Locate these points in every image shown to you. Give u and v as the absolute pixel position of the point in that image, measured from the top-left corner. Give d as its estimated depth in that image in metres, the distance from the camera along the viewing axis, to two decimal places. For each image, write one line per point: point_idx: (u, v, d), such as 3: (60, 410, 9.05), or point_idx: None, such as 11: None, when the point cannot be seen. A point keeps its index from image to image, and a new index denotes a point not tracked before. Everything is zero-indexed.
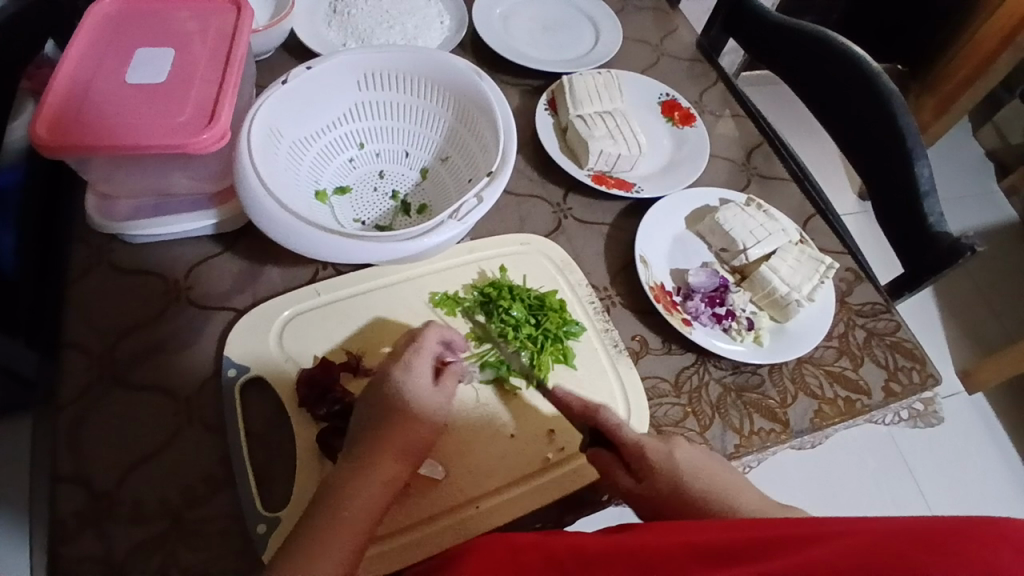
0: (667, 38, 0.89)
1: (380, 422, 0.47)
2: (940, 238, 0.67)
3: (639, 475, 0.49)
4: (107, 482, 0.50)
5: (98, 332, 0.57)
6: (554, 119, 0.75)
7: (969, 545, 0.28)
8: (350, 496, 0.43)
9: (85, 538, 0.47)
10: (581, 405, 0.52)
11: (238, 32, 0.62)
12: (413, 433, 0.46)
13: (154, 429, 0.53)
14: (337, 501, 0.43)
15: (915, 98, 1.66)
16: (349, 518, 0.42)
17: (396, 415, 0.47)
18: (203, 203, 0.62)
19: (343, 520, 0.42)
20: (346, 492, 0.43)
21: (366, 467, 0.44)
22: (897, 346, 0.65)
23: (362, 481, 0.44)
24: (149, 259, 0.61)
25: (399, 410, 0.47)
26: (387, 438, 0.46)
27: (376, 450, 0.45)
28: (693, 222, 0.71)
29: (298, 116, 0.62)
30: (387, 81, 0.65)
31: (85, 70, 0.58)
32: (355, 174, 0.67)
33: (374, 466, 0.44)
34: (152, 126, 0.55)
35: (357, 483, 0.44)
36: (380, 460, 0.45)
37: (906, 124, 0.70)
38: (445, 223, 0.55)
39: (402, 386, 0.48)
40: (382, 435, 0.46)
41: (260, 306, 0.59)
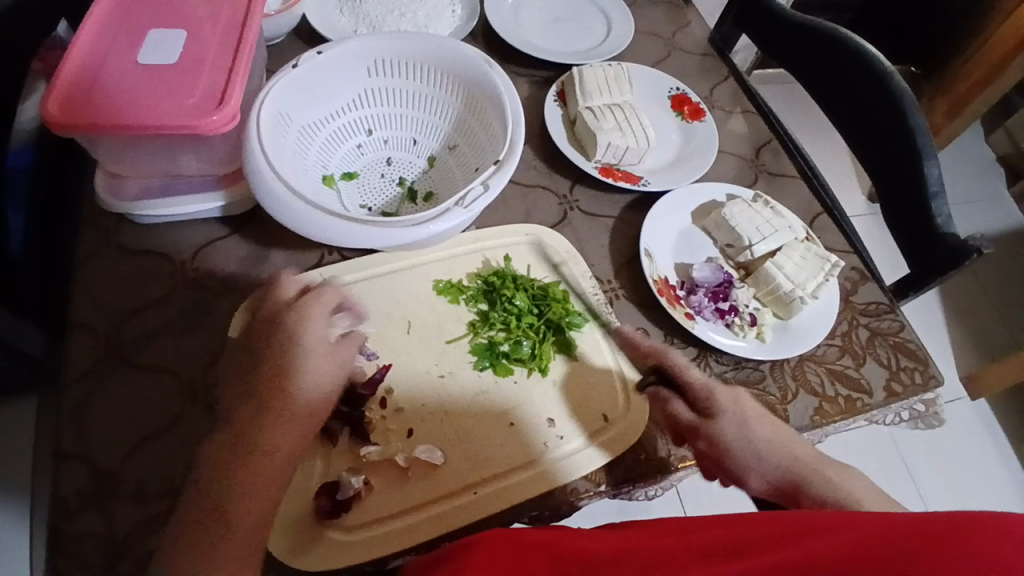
0: (679, 33, 0.89)
1: (264, 397, 0.49)
2: (948, 239, 0.66)
3: (702, 413, 0.51)
4: (112, 459, 0.51)
5: (105, 312, 0.57)
6: (562, 110, 0.75)
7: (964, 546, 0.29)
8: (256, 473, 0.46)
9: (90, 515, 0.48)
10: (643, 349, 0.55)
11: (250, 16, 0.62)
12: (292, 423, 0.49)
13: (158, 409, 0.53)
14: (219, 483, 0.45)
15: (928, 100, 1.65)
16: (266, 482, 0.46)
17: (288, 402, 0.48)
18: (210, 185, 0.62)
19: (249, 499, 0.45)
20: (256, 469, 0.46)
21: (258, 451, 0.47)
22: (900, 346, 0.65)
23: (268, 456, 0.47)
24: (157, 241, 0.62)
25: (282, 387, 0.49)
26: (263, 425, 0.48)
27: (260, 431, 0.47)
28: (699, 217, 0.70)
29: (307, 100, 0.62)
30: (395, 68, 0.65)
31: (98, 50, 0.58)
32: (363, 160, 0.67)
33: (258, 452, 0.47)
34: (162, 108, 0.55)
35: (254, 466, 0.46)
36: (257, 448, 0.47)
37: (916, 124, 0.69)
38: (451, 210, 0.55)
39: (303, 365, 0.50)
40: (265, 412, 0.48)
41: (264, 289, 0.59)
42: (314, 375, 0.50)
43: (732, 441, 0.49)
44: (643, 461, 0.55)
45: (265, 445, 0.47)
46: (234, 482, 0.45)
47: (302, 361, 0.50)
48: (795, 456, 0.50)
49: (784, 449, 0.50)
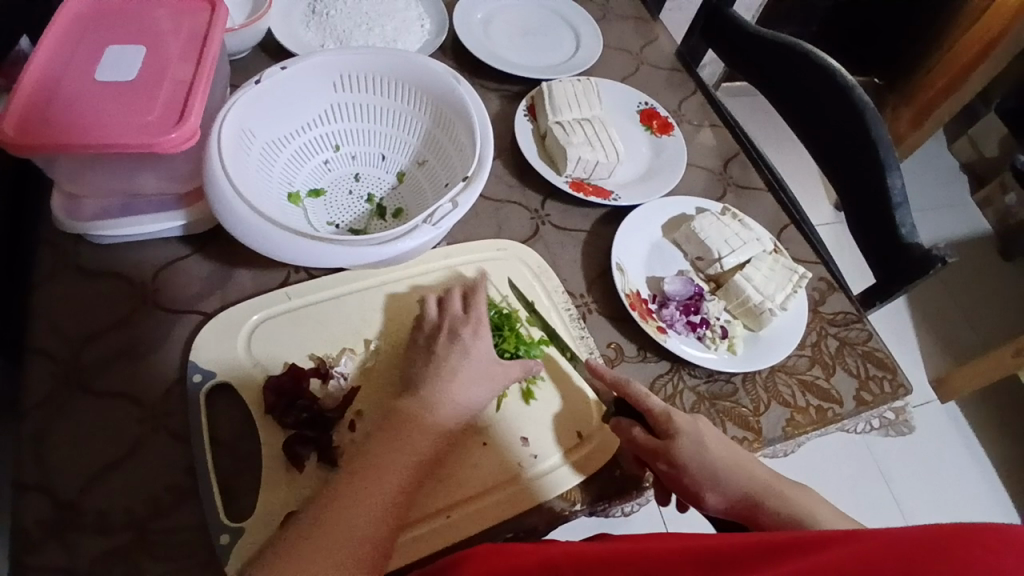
0: (647, 47, 0.90)
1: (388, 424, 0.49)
2: (912, 249, 0.68)
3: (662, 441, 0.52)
4: (69, 490, 0.48)
5: (61, 337, 0.55)
6: (533, 124, 0.75)
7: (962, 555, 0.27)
8: (370, 484, 0.45)
9: (47, 549, 0.46)
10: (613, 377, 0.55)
11: (211, 31, 0.61)
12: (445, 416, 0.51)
13: (117, 437, 0.51)
14: (350, 487, 0.45)
15: (892, 110, 1.70)
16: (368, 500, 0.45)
17: (438, 398, 0.51)
18: (172, 204, 0.61)
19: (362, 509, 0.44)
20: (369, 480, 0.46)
21: (402, 442, 0.48)
22: (868, 355, 0.66)
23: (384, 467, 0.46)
24: (116, 261, 0.60)
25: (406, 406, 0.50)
26: (413, 426, 0.49)
27: (406, 427, 0.49)
28: (669, 230, 0.71)
29: (271, 116, 0.61)
30: (363, 83, 0.65)
31: (51, 67, 0.56)
32: (330, 176, 0.66)
33: (411, 444, 0.48)
34: (120, 126, 0.53)
35: (387, 456, 0.47)
36: (398, 441, 0.48)
37: (879, 135, 0.71)
38: (419, 227, 0.54)
39: (449, 367, 0.53)
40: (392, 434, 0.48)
41: (228, 310, 0.57)
42: (481, 376, 0.54)
43: (687, 462, 0.51)
44: (619, 476, 0.55)
45: (413, 438, 0.48)
46: (376, 464, 0.46)
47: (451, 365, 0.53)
48: (750, 474, 0.51)
49: (743, 470, 0.52)
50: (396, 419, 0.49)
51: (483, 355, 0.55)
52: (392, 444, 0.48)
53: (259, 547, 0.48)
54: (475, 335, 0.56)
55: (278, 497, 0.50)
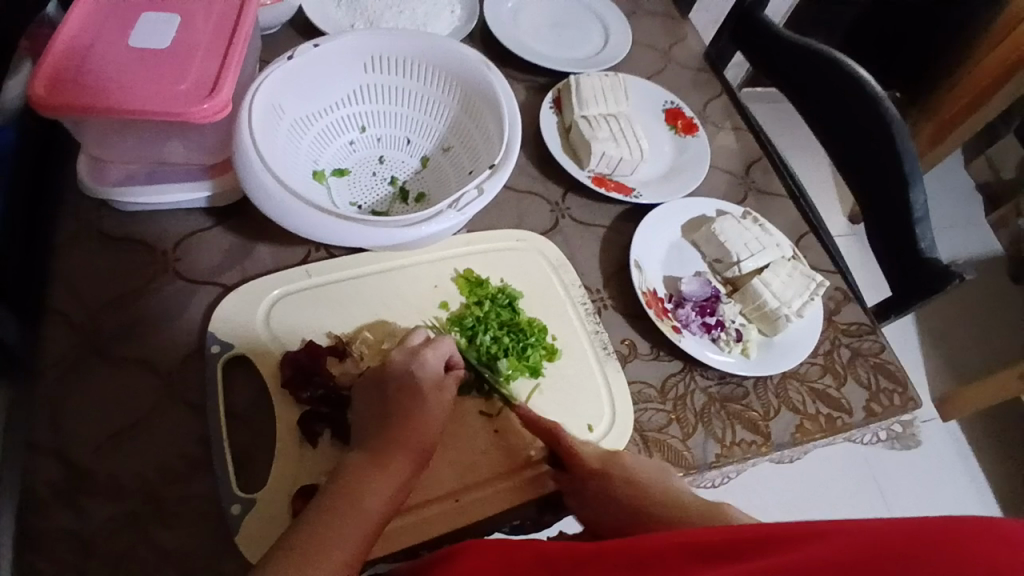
0: (676, 46, 0.89)
1: (388, 432, 0.46)
2: (930, 264, 0.68)
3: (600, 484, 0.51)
4: (81, 453, 0.49)
5: (80, 302, 0.55)
6: (558, 117, 0.75)
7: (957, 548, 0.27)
8: (368, 487, 0.43)
9: (56, 510, 0.46)
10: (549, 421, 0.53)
11: (245, 4, 0.61)
12: (404, 462, 0.45)
13: (132, 403, 0.52)
14: (353, 482, 0.43)
15: (914, 124, 1.69)
16: (355, 504, 0.42)
17: (405, 416, 0.47)
18: (197, 175, 0.61)
19: (367, 511, 0.42)
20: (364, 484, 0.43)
21: (355, 495, 0.43)
22: (880, 367, 0.66)
23: (380, 482, 0.44)
24: (138, 229, 0.60)
25: (398, 407, 0.47)
26: (367, 480, 0.44)
27: (359, 481, 0.43)
28: (689, 230, 0.71)
29: (301, 94, 0.61)
30: (393, 66, 0.65)
31: (86, 29, 0.56)
32: (355, 157, 0.66)
33: (361, 499, 0.43)
34: (150, 94, 0.53)
35: (341, 517, 0.41)
36: (353, 497, 0.42)
37: (905, 149, 0.71)
38: (444, 212, 0.54)
39: (402, 385, 0.49)
40: (403, 430, 0.46)
41: (248, 284, 0.58)
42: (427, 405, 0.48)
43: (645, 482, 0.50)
44: None
45: (376, 479, 0.44)
46: (357, 500, 0.43)
47: (389, 414, 0.47)
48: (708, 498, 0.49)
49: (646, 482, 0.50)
50: (348, 472, 0.44)
51: (427, 371, 0.50)
52: (346, 500, 0.42)
53: (269, 519, 0.48)
54: (426, 367, 0.50)
55: (290, 473, 0.50)
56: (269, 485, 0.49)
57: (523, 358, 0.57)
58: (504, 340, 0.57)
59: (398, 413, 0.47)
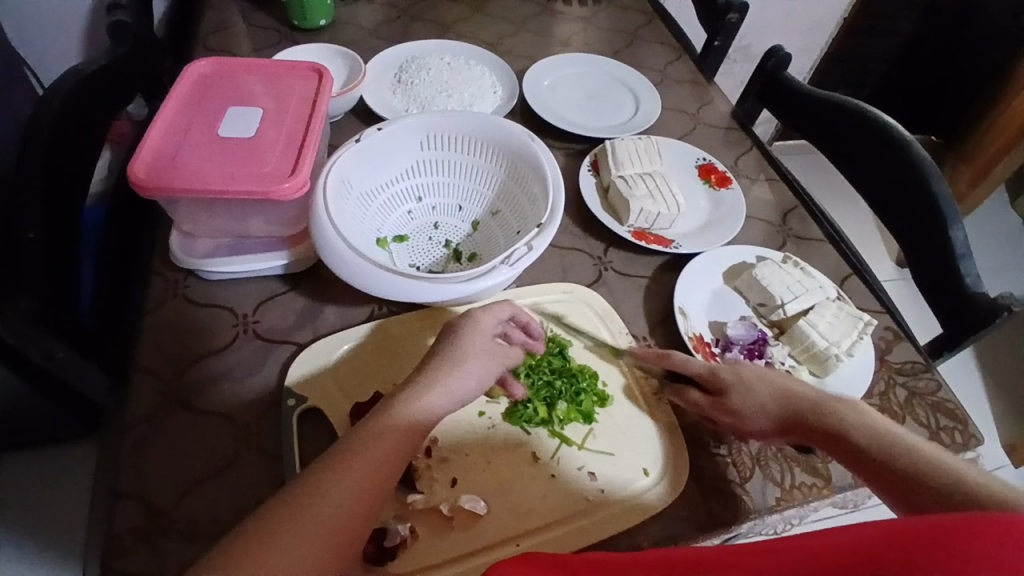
0: (703, 109, 0.95)
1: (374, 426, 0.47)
2: (978, 300, 0.67)
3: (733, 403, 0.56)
4: (166, 500, 0.53)
5: (168, 360, 0.62)
6: (596, 178, 0.80)
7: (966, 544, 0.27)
8: (335, 485, 0.44)
9: (144, 553, 0.50)
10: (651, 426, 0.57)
11: (317, 98, 0.70)
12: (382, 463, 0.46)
13: (212, 453, 0.56)
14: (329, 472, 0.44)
15: (952, 166, 1.68)
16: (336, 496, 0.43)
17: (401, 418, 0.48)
18: (275, 246, 0.68)
19: (330, 510, 0.43)
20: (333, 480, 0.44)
21: (322, 489, 0.43)
22: (940, 406, 0.64)
23: (349, 479, 0.44)
24: (220, 295, 0.67)
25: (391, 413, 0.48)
26: (337, 480, 0.44)
27: (328, 480, 0.44)
28: (730, 277, 0.73)
29: (366, 170, 0.68)
30: (446, 142, 0.72)
31: (183, 125, 0.66)
32: (413, 224, 0.72)
33: (331, 493, 0.43)
34: (236, 175, 0.62)
35: (305, 513, 0.42)
36: (326, 492, 0.43)
37: (939, 190, 0.72)
38: (497, 268, 0.59)
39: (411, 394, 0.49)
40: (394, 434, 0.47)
41: (318, 340, 0.63)
42: (464, 381, 0.51)
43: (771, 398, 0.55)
44: (685, 517, 0.55)
45: (349, 476, 0.44)
46: (322, 493, 0.43)
47: (430, 382, 0.50)
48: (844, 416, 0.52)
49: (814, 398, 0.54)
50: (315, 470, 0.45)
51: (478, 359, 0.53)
52: (319, 492, 0.43)
53: None
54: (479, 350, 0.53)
55: None
56: None
57: (577, 403, 0.60)
58: (557, 384, 0.60)
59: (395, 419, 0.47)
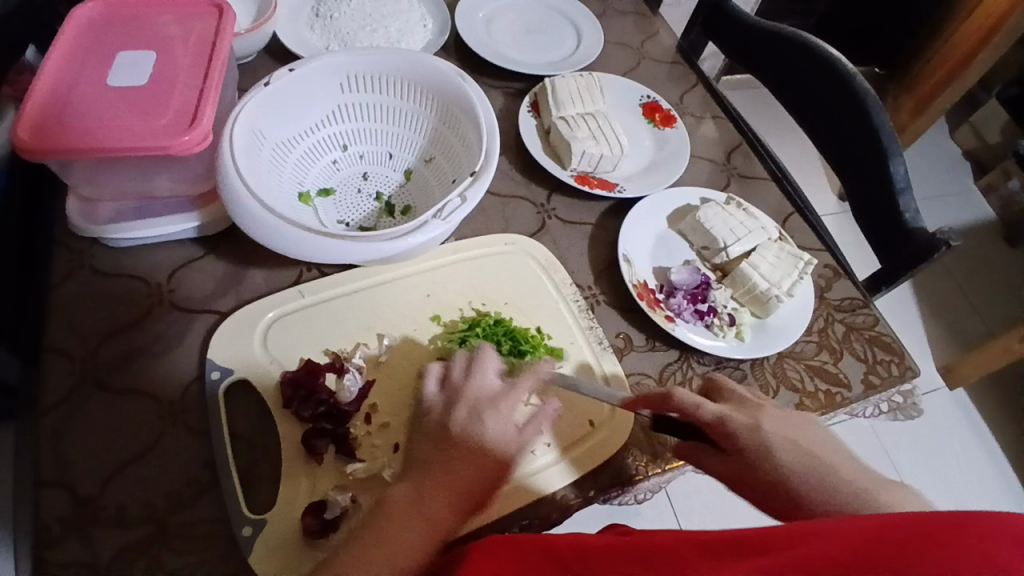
0: (649, 41, 0.91)
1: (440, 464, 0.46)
2: (916, 234, 0.68)
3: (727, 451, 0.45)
4: (90, 486, 0.49)
5: (79, 338, 0.56)
6: (537, 120, 0.76)
7: (957, 539, 0.27)
8: (404, 526, 0.44)
9: (69, 544, 0.47)
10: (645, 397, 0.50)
11: (220, 36, 0.62)
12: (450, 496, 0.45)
13: (136, 434, 0.52)
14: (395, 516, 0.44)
15: (893, 99, 1.71)
16: (398, 543, 0.43)
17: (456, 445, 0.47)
18: (185, 206, 0.62)
19: (401, 544, 0.43)
20: (402, 520, 0.44)
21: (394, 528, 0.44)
22: (876, 340, 0.66)
23: (426, 514, 0.44)
24: (131, 263, 0.61)
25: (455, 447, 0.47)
26: (414, 512, 0.44)
27: (400, 515, 0.44)
28: (675, 220, 0.72)
29: (280, 117, 0.62)
30: (369, 84, 0.66)
31: (66, 73, 0.57)
32: (339, 176, 0.67)
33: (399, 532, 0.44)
34: (131, 129, 0.54)
35: (380, 551, 0.43)
36: (398, 527, 0.44)
37: (881, 123, 0.71)
38: (429, 222, 0.55)
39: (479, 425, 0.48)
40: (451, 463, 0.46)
41: (243, 309, 0.58)
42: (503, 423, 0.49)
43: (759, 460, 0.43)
44: (630, 465, 0.55)
45: (424, 512, 0.44)
46: (392, 531, 0.44)
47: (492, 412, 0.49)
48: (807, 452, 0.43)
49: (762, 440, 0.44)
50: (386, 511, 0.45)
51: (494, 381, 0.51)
52: (397, 527, 0.44)
53: (278, 538, 0.48)
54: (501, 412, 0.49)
55: (298, 489, 0.51)
56: (277, 503, 0.50)
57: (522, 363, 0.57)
58: (503, 348, 0.57)
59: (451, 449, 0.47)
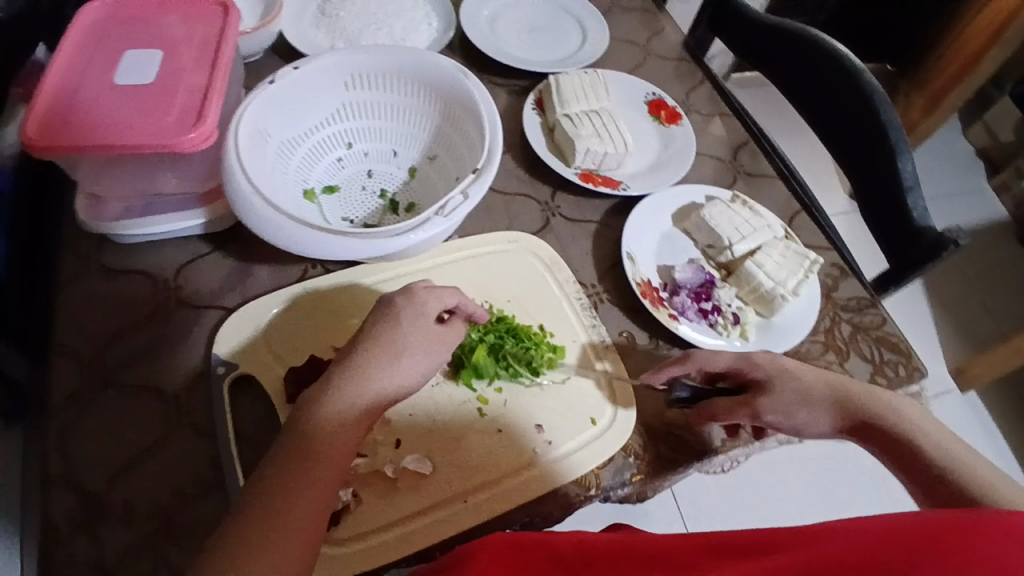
0: (654, 38, 0.90)
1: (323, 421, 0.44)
2: (925, 232, 0.68)
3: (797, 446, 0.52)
4: (98, 481, 0.50)
5: (87, 335, 0.57)
6: (541, 118, 0.75)
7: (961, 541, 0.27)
8: (295, 490, 0.41)
9: (77, 539, 0.47)
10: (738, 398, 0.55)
11: (225, 35, 0.62)
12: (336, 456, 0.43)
13: (143, 430, 0.53)
14: (279, 477, 0.42)
15: (905, 96, 1.69)
16: (299, 514, 0.41)
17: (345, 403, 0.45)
18: (190, 202, 0.62)
19: (294, 512, 0.41)
20: (293, 486, 0.42)
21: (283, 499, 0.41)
22: (883, 340, 0.66)
23: (310, 475, 0.42)
24: (139, 261, 0.62)
25: (344, 402, 0.45)
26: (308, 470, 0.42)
27: (289, 478, 0.42)
28: (680, 218, 0.71)
29: (285, 115, 0.62)
30: (373, 82, 0.66)
31: (75, 72, 0.58)
32: (344, 173, 0.67)
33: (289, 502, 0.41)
34: (137, 128, 0.55)
35: (275, 527, 0.40)
36: (289, 488, 0.41)
37: (889, 121, 0.70)
38: (431, 220, 0.55)
39: (363, 375, 0.46)
40: (338, 419, 0.44)
41: (246, 306, 0.59)
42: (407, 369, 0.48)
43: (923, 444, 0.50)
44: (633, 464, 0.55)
45: (309, 477, 0.42)
46: (284, 494, 0.41)
47: (365, 363, 0.47)
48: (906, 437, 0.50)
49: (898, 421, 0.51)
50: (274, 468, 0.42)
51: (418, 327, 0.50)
52: (288, 492, 0.41)
53: None
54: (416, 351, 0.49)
55: None
56: None
57: (525, 360, 0.57)
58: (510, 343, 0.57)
59: (345, 406, 0.45)
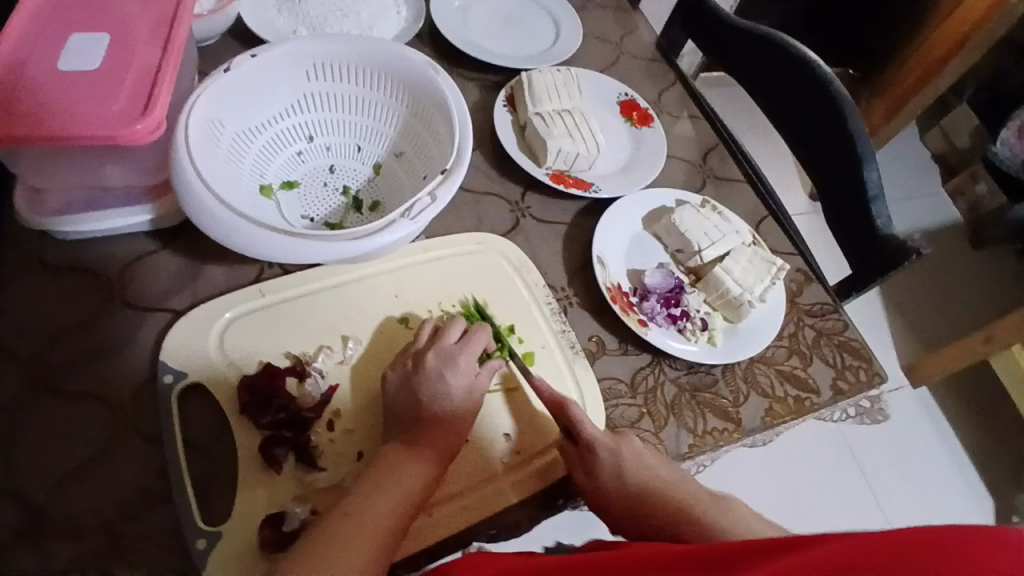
0: (627, 37, 0.89)
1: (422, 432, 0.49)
2: (888, 241, 0.69)
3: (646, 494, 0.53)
4: (35, 496, 0.46)
5: (24, 337, 0.53)
6: (512, 115, 0.74)
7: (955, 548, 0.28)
8: (382, 493, 0.45)
9: (12, 557, 0.44)
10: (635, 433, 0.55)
11: (178, 17, 0.58)
12: (433, 453, 0.48)
13: (85, 440, 0.49)
14: (366, 490, 0.46)
15: (867, 100, 1.73)
16: (366, 520, 0.44)
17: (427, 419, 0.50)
18: (138, 197, 0.58)
19: (374, 517, 0.44)
20: (377, 489, 0.46)
21: (364, 507, 0.44)
22: (845, 345, 0.67)
23: (395, 480, 0.46)
24: (81, 257, 0.57)
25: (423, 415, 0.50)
26: (396, 470, 0.47)
27: (388, 470, 0.47)
28: (650, 222, 0.71)
29: (241, 105, 0.58)
30: (336, 73, 0.63)
31: (11, 52, 0.53)
32: (304, 168, 0.64)
33: (372, 509, 0.44)
34: (80, 115, 0.51)
35: (348, 531, 0.43)
36: (385, 483, 0.46)
37: (856, 129, 0.71)
38: (397, 221, 0.53)
39: (436, 390, 0.51)
40: (427, 429, 0.49)
41: (197, 308, 0.55)
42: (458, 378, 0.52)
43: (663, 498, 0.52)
44: None
45: (403, 471, 0.47)
46: (369, 504, 0.45)
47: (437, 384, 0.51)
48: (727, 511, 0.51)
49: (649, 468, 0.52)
50: (363, 481, 0.46)
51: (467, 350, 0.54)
52: (373, 492, 0.45)
53: (234, 549, 0.47)
54: (459, 370, 0.52)
55: (257, 498, 0.49)
56: (233, 514, 0.48)
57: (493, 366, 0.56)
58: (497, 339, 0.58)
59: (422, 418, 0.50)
